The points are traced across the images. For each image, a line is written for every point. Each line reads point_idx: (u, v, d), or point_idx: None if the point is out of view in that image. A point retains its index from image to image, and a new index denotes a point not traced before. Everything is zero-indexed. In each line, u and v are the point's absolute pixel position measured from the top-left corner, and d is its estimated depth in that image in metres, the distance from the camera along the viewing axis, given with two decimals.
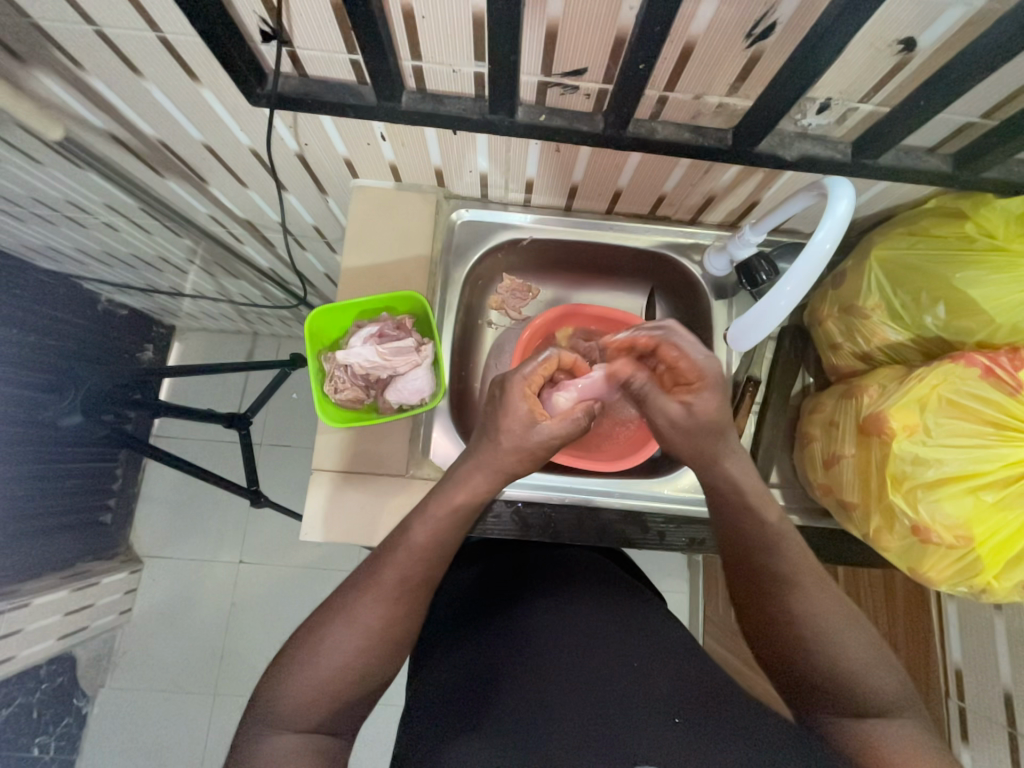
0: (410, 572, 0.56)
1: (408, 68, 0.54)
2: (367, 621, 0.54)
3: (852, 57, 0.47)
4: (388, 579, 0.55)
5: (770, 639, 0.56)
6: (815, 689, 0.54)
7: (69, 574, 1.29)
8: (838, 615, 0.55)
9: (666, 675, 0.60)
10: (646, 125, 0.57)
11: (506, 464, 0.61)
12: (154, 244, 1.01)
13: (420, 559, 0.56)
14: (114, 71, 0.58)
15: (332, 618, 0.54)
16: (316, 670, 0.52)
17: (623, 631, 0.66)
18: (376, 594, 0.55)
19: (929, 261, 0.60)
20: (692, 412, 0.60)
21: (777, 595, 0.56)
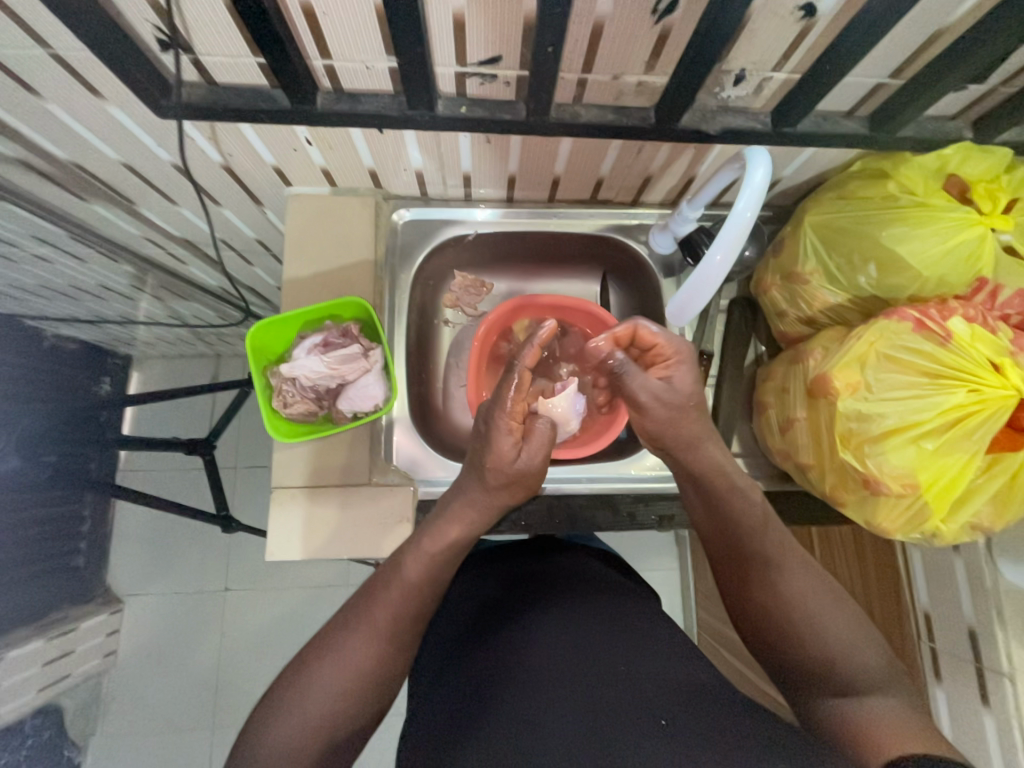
0: (404, 609, 0.56)
1: (319, 68, 0.52)
2: (356, 658, 0.54)
3: (757, 25, 0.47)
4: (378, 615, 0.55)
5: (758, 623, 0.59)
6: (805, 670, 0.55)
7: (42, 623, 1.24)
8: (819, 594, 0.58)
9: (655, 680, 0.59)
10: (569, 109, 0.56)
11: (504, 501, 0.61)
12: (92, 273, 0.97)
13: (408, 604, 0.56)
14: (11, 95, 0.56)
15: (321, 653, 0.55)
16: (303, 707, 0.52)
17: (618, 635, 0.65)
18: (367, 631, 0.55)
19: (857, 221, 0.62)
20: (672, 387, 0.60)
21: (764, 579, 0.59)
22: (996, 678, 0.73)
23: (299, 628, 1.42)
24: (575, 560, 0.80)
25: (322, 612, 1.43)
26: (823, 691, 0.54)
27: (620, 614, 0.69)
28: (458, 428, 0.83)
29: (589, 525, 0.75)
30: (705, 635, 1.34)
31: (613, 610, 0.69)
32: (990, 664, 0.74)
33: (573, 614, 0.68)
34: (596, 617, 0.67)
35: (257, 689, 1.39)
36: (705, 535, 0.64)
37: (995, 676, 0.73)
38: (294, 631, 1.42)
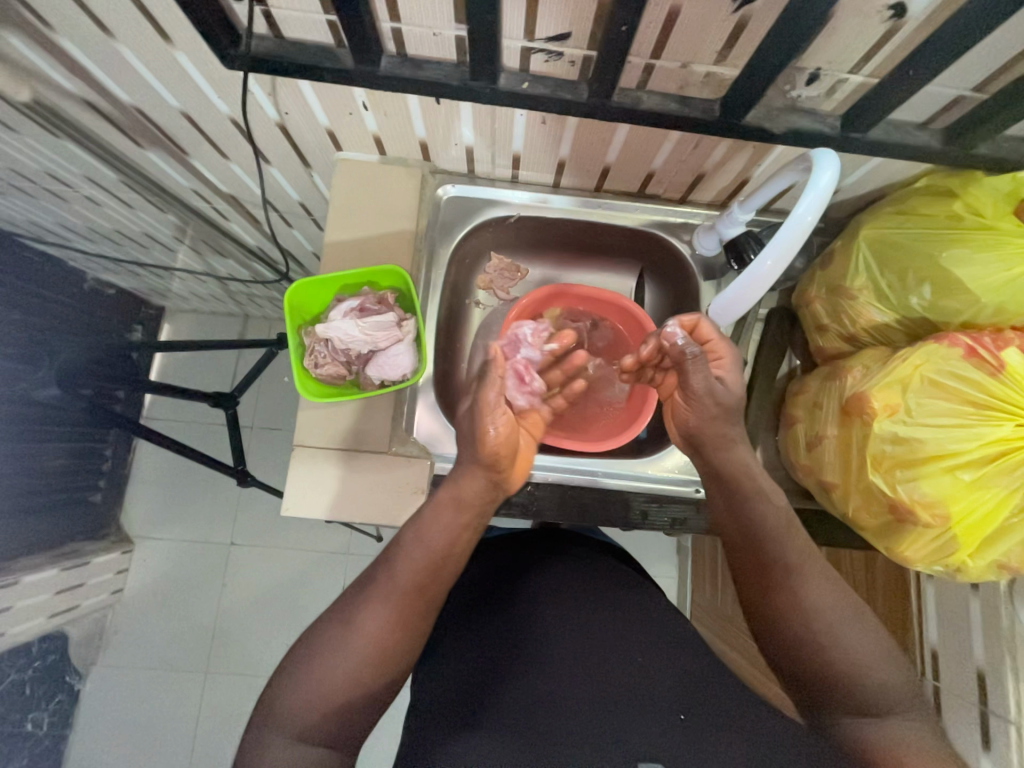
0: (409, 579, 0.56)
1: (387, 30, 0.52)
2: (366, 629, 0.54)
3: (841, 23, 0.46)
4: (383, 585, 0.56)
5: (787, 630, 0.57)
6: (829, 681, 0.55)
7: (58, 552, 1.29)
8: (844, 616, 0.57)
9: (670, 670, 0.63)
10: (632, 95, 0.55)
11: (486, 461, 0.60)
12: (138, 220, 1.00)
13: (406, 570, 0.57)
14: (83, 31, 0.56)
15: (333, 630, 0.55)
16: (320, 678, 0.53)
17: (627, 627, 0.67)
18: (378, 600, 0.56)
19: (917, 239, 0.60)
20: (725, 388, 0.63)
21: (787, 589, 0.57)
22: (999, 723, 0.71)
23: (297, 588, 1.46)
24: (583, 539, 0.78)
25: (320, 575, 1.46)
26: (843, 702, 0.54)
27: (624, 596, 0.70)
28: None
29: (601, 518, 0.74)
30: None
31: (616, 594, 0.70)
32: (995, 709, 0.72)
33: (579, 605, 0.68)
34: (603, 603, 0.69)
35: (252, 642, 1.43)
36: (724, 523, 0.63)
37: (999, 721, 0.71)
38: (292, 590, 1.45)
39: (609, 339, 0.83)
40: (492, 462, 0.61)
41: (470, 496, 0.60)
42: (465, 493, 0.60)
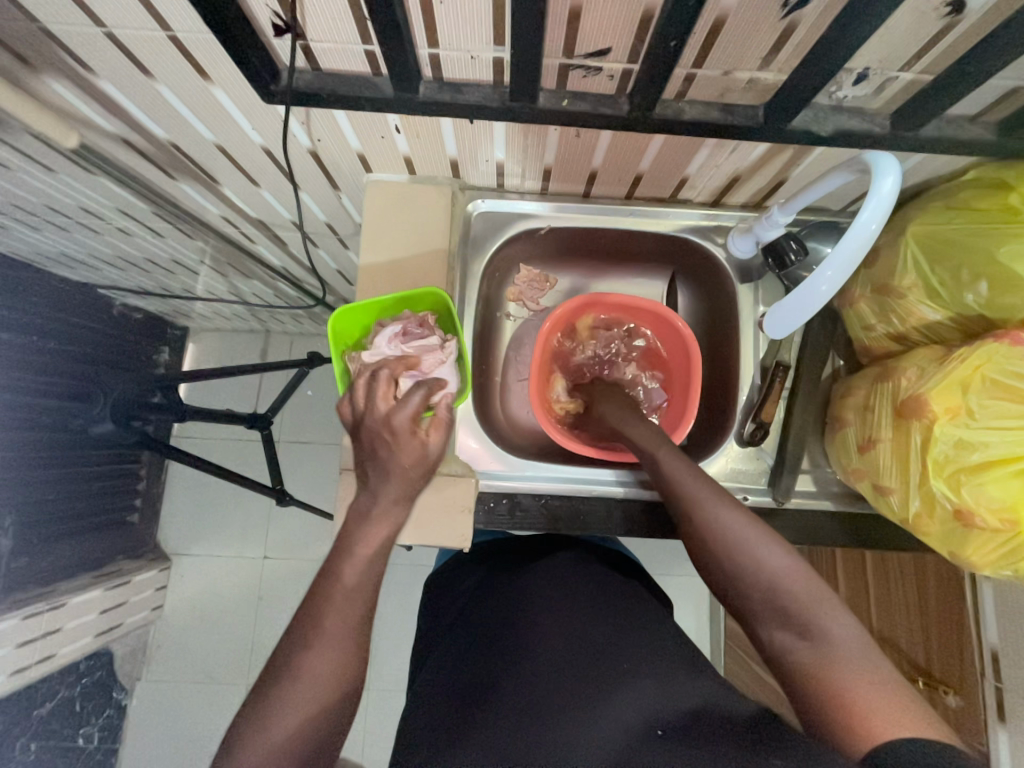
0: (352, 610, 0.53)
1: (424, 56, 0.52)
2: (314, 673, 0.49)
3: (897, 23, 0.44)
4: (327, 624, 0.51)
5: (711, 573, 0.56)
6: (761, 619, 0.52)
7: (102, 572, 1.32)
8: (760, 543, 0.54)
9: (653, 686, 0.55)
10: (672, 106, 0.54)
11: (409, 482, 0.59)
12: (166, 247, 1.01)
13: (355, 595, 0.53)
14: (121, 73, 0.57)
15: (281, 680, 0.49)
16: (272, 736, 0.47)
17: (611, 628, 0.63)
18: (323, 641, 0.50)
19: (971, 235, 0.58)
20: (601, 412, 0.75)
21: (702, 535, 0.56)
22: None
23: None
24: (568, 549, 0.79)
25: None
26: (777, 626, 0.51)
27: (599, 594, 0.69)
28: (516, 422, 0.84)
29: (649, 531, 0.74)
30: (732, 645, 1.32)
31: (590, 592, 0.70)
32: None
33: (553, 601, 0.68)
34: (579, 603, 0.68)
35: None
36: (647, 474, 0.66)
37: None
38: None
39: (636, 350, 0.85)
40: (411, 486, 0.59)
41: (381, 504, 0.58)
42: (378, 500, 0.58)
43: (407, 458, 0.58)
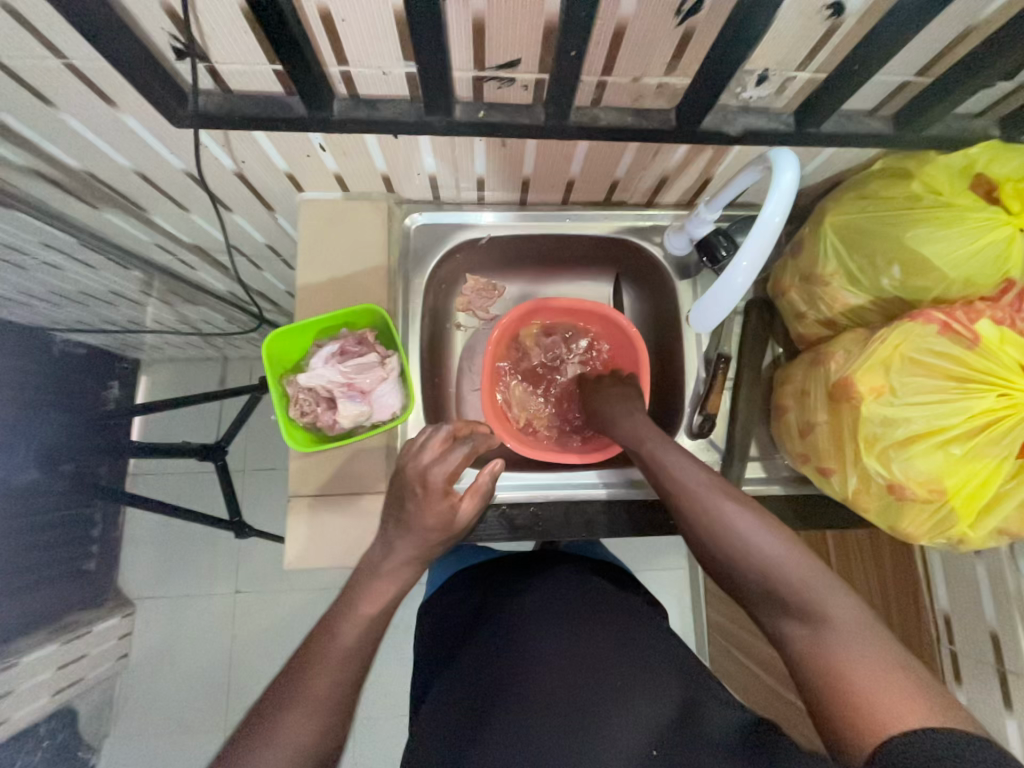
0: (347, 673, 0.49)
1: (335, 74, 0.51)
2: (291, 740, 0.45)
3: (784, 26, 0.46)
4: (315, 684, 0.47)
5: (713, 566, 0.55)
6: (765, 610, 0.50)
7: (57, 626, 1.25)
8: (757, 531, 0.52)
9: (650, 700, 0.58)
10: (588, 113, 0.56)
11: (431, 542, 0.58)
12: (101, 280, 0.98)
13: (349, 655, 0.50)
14: (21, 104, 0.55)
15: (253, 747, 0.45)
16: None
17: (606, 643, 0.64)
18: (305, 703, 0.47)
19: (881, 223, 0.61)
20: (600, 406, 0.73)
21: (701, 526, 0.55)
22: (1018, 681, 0.72)
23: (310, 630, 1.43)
24: (564, 567, 0.78)
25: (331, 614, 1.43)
26: (782, 617, 0.49)
27: (598, 609, 0.69)
28: None
29: (610, 530, 0.74)
30: (715, 634, 1.34)
31: (589, 608, 0.70)
32: (1013, 668, 0.73)
33: (555, 619, 0.68)
34: (579, 620, 0.68)
35: None
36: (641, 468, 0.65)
37: (1017, 679, 0.72)
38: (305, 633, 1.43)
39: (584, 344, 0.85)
40: (429, 550, 0.58)
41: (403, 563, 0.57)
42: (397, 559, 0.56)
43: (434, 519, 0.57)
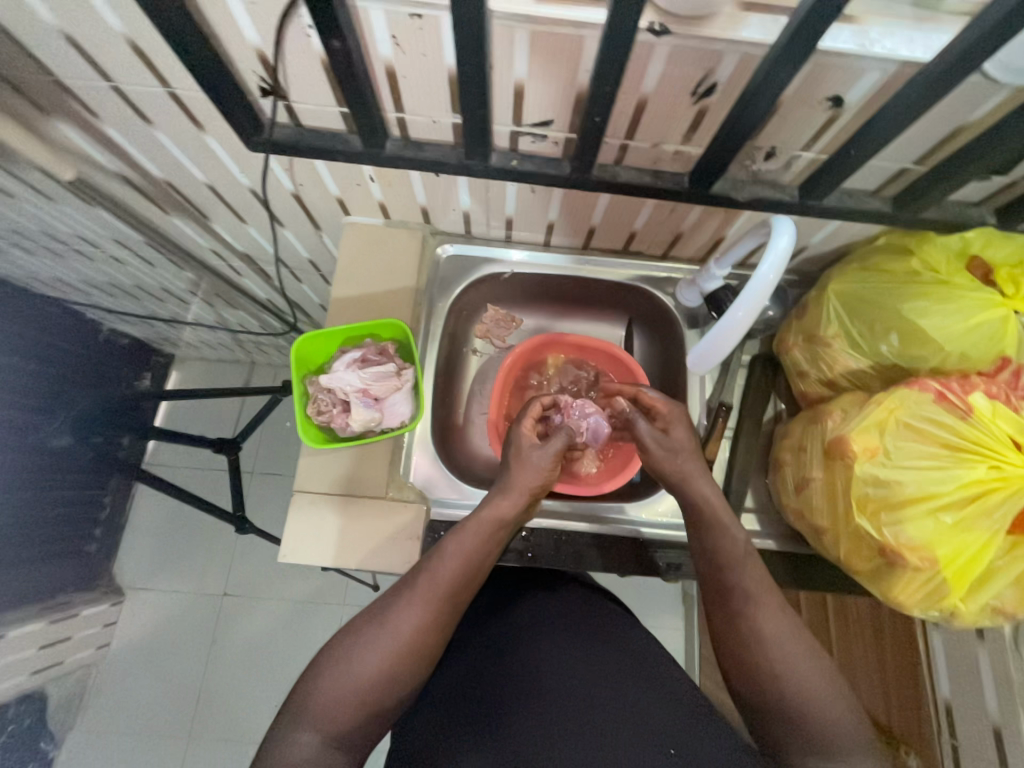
0: (444, 587, 0.59)
1: (392, 118, 0.59)
2: (400, 628, 0.56)
3: (788, 111, 0.52)
4: (422, 582, 0.59)
5: (743, 678, 0.58)
6: (785, 733, 0.55)
7: (47, 604, 1.26)
8: (800, 649, 0.57)
9: (661, 706, 0.64)
10: (610, 169, 0.62)
11: (532, 487, 0.65)
12: (156, 276, 1.07)
13: (445, 572, 0.59)
14: (125, 121, 0.64)
15: (361, 635, 0.57)
16: (348, 670, 0.55)
17: (618, 656, 0.70)
18: (410, 597, 0.58)
19: (881, 292, 0.64)
20: (669, 437, 0.68)
21: (754, 646, 0.58)
22: None
23: (291, 644, 1.41)
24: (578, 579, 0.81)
25: (315, 628, 1.42)
26: (802, 746, 0.54)
27: (602, 625, 0.74)
28: (476, 456, 0.85)
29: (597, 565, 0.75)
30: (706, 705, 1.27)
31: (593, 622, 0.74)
32: None
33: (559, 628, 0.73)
34: (584, 631, 0.73)
35: (240, 703, 1.37)
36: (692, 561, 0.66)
37: None
38: (287, 645, 1.41)
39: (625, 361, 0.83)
40: (529, 483, 0.65)
41: (510, 517, 0.63)
42: (506, 514, 0.63)
43: (536, 467, 0.66)
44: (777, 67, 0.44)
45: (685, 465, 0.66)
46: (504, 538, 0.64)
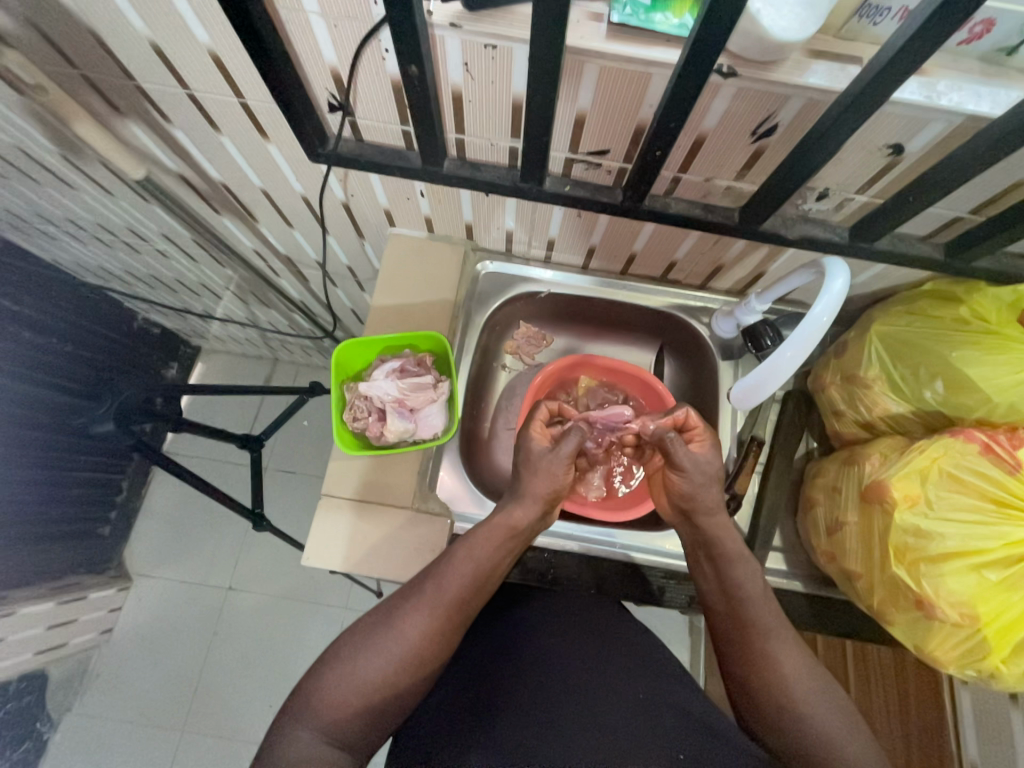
0: (455, 590, 0.58)
1: (451, 139, 0.61)
2: (407, 632, 0.56)
3: (848, 155, 0.53)
4: (430, 589, 0.58)
5: (760, 712, 0.58)
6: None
7: (58, 585, 1.27)
8: (810, 680, 0.58)
9: (673, 713, 0.64)
10: (660, 200, 0.63)
11: (545, 493, 0.64)
12: (197, 271, 1.10)
13: (456, 575, 0.58)
14: (194, 125, 0.67)
15: (369, 636, 0.56)
16: (356, 673, 0.54)
17: (630, 666, 0.70)
18: (418, 603, 0.57)
19: (927, 339, 0.63)
20: (704, 460, 0.65)
21: (771, 687, 0.58)
22: None
23: (292, 644, 1.41)
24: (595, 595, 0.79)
25: (316, 631, 1.42)
26: None
27: (611, 634, 0.73)
28: (499, 473, 0.85)
29: (618, 594, 0.74)
30: None
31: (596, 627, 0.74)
32: None
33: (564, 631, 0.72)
34: (589, 636, 0.72)
35: (236, 701, 1.37)
36: (704, 592, 0.65)
37: None
38: (289, 645, 1.41)
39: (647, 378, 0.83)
40: (544, 490, 0.64)
41: (522, 526, 0.63)
42: (518, 523, 0.62)
43: (549, 473, 0.64)
44: (846, 115, 0.44)
45: (716, 495, 0.64)
46: (514, 553, 0.64)
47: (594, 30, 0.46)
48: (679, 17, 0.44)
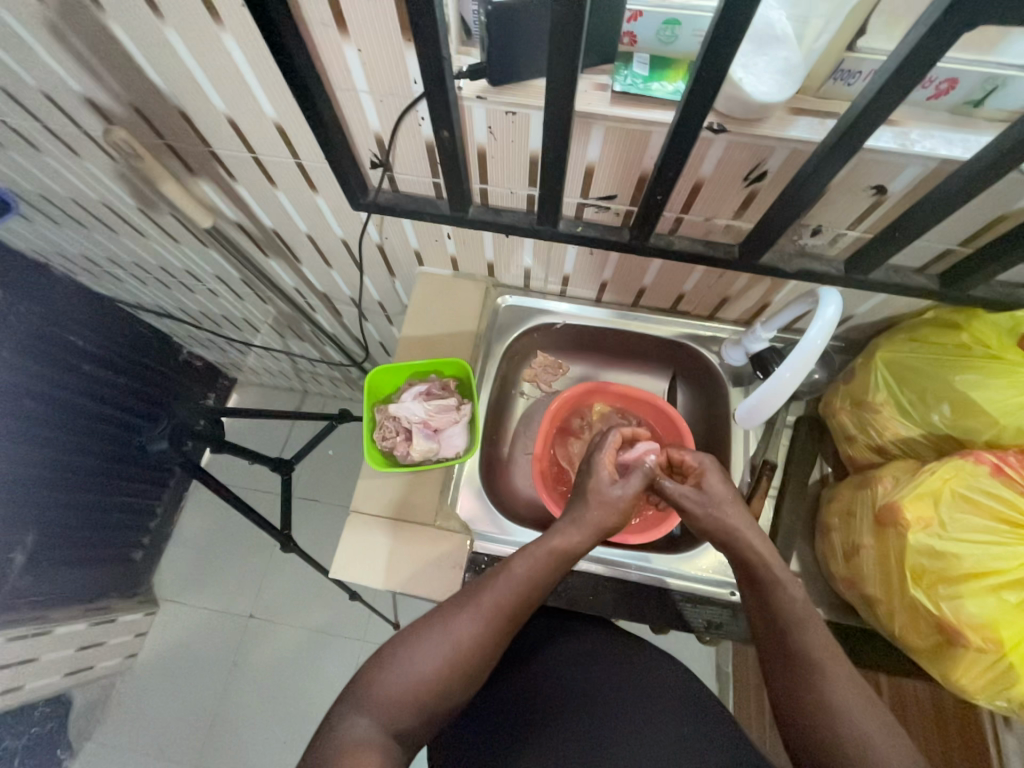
0: (508, 600, 0.60)
1: (476, 189, 0.69)
2: (461, 633, 0.58)
3: (835, 195, 0.58)
4: (486, 598, 0.60)
5: (808, 746, 0.55)
6: None
7: (91, 606, 1.32)
8: (870, 720, 0.54)
9: (715, 750, 0.64)
10: (665, 237, 0.69)
11: (601, 521, 0.65)
12: (242, 308, 1.21)
13: (511, 587, 0.61)
14: (255, 182, 0.77)
15: (424, 633, 0.59)
16: (411, 666, 0.57)
17: (671, 699, 0.69)
18: (473, 609, 0.59)
19: (930, 364, 0.66)
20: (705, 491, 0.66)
21: (823, 717, 0.55)
22: None
23: (309, 675, 1.41)
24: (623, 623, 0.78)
25: (333, 663, 1.42)
26: None
27: (651, 668, 0.72)
28: (517, 495, 0.88)
29: (635, 616, 0.74)
30: None
31: (634, 669, 0.72)
32: None
33: (601, 662, 0.72)
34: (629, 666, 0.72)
35: (251, 735, 1.36)
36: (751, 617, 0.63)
37: None
38: (307, 676, 1.41)
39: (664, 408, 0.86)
40: (604, 520, 0.65)
41: (575, 548, 0.63)
42: (572, 544, 0.63)
43: (614, 505, 0.65)
44: (826, 162, 0.50)
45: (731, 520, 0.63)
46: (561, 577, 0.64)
47: (600, 97, 0.53)
48: (673, 84, 0.52)
